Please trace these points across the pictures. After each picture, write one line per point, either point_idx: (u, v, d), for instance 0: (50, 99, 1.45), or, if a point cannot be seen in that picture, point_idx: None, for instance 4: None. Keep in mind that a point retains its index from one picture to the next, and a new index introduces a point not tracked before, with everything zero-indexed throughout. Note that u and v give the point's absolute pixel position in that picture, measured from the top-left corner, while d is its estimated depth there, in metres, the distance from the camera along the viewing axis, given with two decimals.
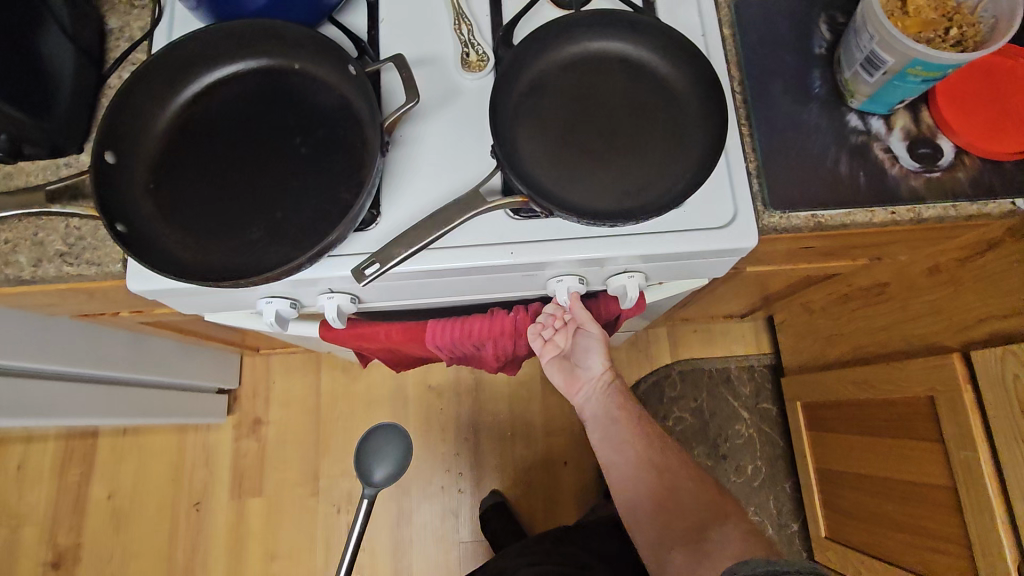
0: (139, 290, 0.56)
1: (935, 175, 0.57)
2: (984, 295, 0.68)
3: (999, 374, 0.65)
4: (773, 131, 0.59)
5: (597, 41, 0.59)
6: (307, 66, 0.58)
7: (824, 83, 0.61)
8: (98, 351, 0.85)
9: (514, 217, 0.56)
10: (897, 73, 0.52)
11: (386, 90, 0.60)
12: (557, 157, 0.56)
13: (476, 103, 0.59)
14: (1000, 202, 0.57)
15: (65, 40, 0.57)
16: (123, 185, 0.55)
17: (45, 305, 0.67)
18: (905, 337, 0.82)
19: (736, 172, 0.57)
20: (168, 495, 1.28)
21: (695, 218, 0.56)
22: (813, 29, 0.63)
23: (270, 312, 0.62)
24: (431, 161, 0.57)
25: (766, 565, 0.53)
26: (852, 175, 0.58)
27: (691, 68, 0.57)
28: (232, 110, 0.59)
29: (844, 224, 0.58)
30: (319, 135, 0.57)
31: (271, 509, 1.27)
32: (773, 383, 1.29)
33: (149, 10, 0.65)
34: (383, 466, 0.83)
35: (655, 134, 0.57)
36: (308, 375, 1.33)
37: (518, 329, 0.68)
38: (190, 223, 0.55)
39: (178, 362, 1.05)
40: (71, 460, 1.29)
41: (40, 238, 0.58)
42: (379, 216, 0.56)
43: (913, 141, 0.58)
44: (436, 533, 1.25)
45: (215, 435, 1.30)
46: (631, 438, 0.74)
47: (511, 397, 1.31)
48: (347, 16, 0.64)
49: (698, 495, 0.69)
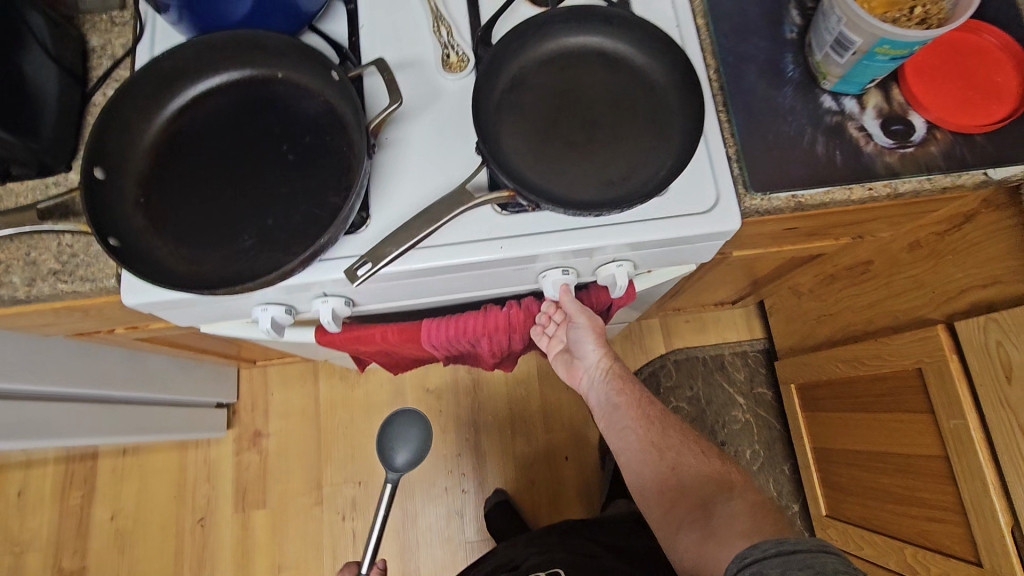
0: (135, 303, 0.56)
1: (908, 150, 0.59)
2: (965, 266, 0.70)
3: (982, 342, 0.66)
4: (749, 116, 0.61)
5: (573, 37, 0.60)
6: (290, 74, 0.59)
7: (797, 67, 0.62)
8: (95, 370, 0.85)
9: (501, 213, 0.57)
10: (866, 53, 0.54)
11: (369, 94, 0.61)
12: (541, 151, 0.57)
13: (458, 102, 0.61)
14: (973, 174, 0.58)
15: (47, 60, 0.58)
16: (113, 200, 0.56)
17: (40, 325, 0.67)
18: (891, 312, 0.83)
19: (716, 157, 0.58)
20: (171, 513, 1.28)
21: (679, 203, 0.57)
22: (784, 15, 0.64)
23: (265, 319, 0.63)
24: (418, 161, 0.58)
25: (775, 545, 0.52)
26: (829, 155, 0.59)
27: (667, 57, 0.59)
28: (218, 121, 0.59)
29: (824, 202, 0.59)
30: (305, 141, 0.58)
31: (276, 520, 1.27)
32: (767, 367, 1.30)
33: (130, 27, 0.65)
34: (403, 452, 0.88)
35: (635, 124, 0.58)
36: (306, 385, 1.33)
37: (512, 325, 0.69)
38: (182, 234, 0.56)
39: (175, 377, 1.05)
40: (72, 483, 1.29)
41: (33, 257, 0.58)
42: (369, 218, 0.57)
43: (885, 118, 0.60)
44: (442, 535, 1.26)
45: (215, 449, 1.30)
46: (632, 421, 0.70)
47: (509, 396, 1.32)
48: (327, 24, 0.65)
49: (702, 469, 0.66)
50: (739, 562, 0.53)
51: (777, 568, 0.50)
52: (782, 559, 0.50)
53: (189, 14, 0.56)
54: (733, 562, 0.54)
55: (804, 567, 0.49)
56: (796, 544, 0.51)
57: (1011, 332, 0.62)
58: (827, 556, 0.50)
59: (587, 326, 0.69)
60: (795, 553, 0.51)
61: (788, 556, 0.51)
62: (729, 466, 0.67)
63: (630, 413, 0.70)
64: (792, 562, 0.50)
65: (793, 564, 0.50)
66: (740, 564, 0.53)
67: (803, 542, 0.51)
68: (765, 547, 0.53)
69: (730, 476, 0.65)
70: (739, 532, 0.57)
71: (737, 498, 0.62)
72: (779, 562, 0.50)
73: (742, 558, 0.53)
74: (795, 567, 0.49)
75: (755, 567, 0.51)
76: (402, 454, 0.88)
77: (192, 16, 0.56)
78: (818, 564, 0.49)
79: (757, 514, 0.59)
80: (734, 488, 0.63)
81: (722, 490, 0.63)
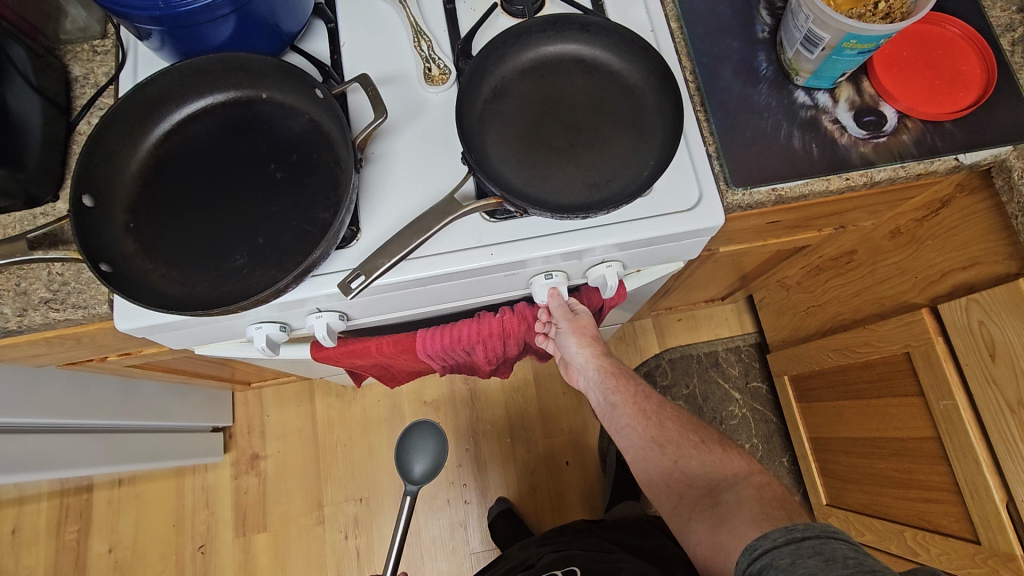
0: (129, 328, 0.57)
1: (881, 139, 0.61)
2: (945, 250, 0.71)
3: (966, 323, 0.68)
4: (727, 114, 0.62)
5: (552, 45, 0.62)
6: (274, 94, 0.60)
7: (770, 64, 0.64)
8: (88, 400, 0.85)
9: (490, 220, 0.58)
10: (835, 48, 0.55)
11: (354, 110, 0.62)
12: (525, 157, 0.58)
13: (442, 115, 0.62)
14: (945, 159, 0.60)
15: (30, 91, 0.58)
16: (102, 227, 0.56)
17: (33, 356, 0.67)
18: (877, 299, 0.85)
19: (697, 155, 0.60)
20: (170, 541, 1.26)
21: (664, 203, 0.58)
22: (755, 15, 0.66)
23: (260, 337, 0.63)
24: (405, 173, 0.59)
25: (785, 533, 0.53)
26: (806, 148, 0.61)
27: (643, 60, 0.60)
28: (205, 145, 0.60)
29: (803, 194, 0.61)
30: (293, 160, 0.59)
31: (278, 542, 1.26)
32: (760, 362, 1.32)
33: (112, 55, 0.66)
34: (421, 462, 0.91)
35: (614, 128, 0.59)
36: (302, 405, 1.33)
37: (507, 330, 0.70)
38: (174, 257, 0.56)
39: (170, 403, 1.05)
40: (68, 517, 1.27)
41: (24, 288, 0.58)
42: (360, 231, 0.57)
43: (858, 110, 0.62)
44: (447, 547, 1.25)
45: (213, 474, 1.29)
46: (632, 419, 0.69)
47: (507, 404, 1.32)
48: (309, 44, 0.66)
49: (704, 460, 0.66)
50: (750, 554, 0.54)
51: (788, 557, 0.51)
52: (792, 548, 0.51)
53: (172, 40, 0.56)
54: (744, 554, 0.54)
55: (814, 554, 0.50)
56: (806, 531, 0.52)
57: (992, 312, 0.64)
58: (838, 543, 0.50)
59: (574, 330, 0.68)
60: (804, 540, 0.51)
61: (799, 543, 0.51)
62: (731, 455, 0.67)
63: (629, 411, 0.70)
64: (802, 549, 0.51)
65: (803, 551, 0.50)
66: (752, 555, 0.53)
67: (812, 529, 0.52)
68: (774, 536, 0.53)
69: (733, 465, 0.66)
70: (746, 520, 0.58)
71: (742, 487, 0.62)
72: (789, 551, 0.51)
73: (752, 550, 0.54)
74: (806, 554, 0.50)
75: (766, 559, 0.52)
76: (420, 465, 0.91)
77: (175, 42, 0.56)
78: (828, 550, 0.50)
79: (762, 501, 0.60)
80: (738, 477, 0.64)
81: (726, 481, 0.64)
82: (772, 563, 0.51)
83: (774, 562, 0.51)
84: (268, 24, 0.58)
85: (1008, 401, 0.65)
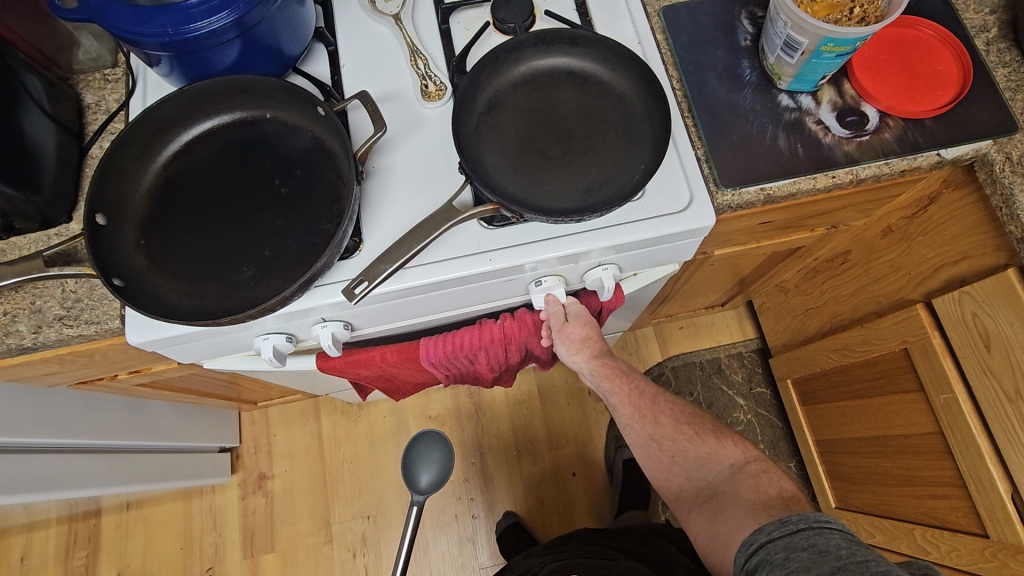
0: (141, 341, 0.58)
1: (864, 138, 0.63)
2: (936, 245, 0.73)
3: (960, 316, 0.70)
4: (714, 119, 0.65)
5: (545, 59, 0.64)
6: (278, 113, 0.62)
7: (754, 70, 0.67)
8: (98, 420, 0.86)
9: (488, 227, 0.60)
10: (813, 52, 0.57)
11: (354, 126, 0.64)
12: (520, 166, 0.60)
13: (439, 128, 0.64)
14: (927, 155, 0.62)
15: (44, 118, 0.61)
16: (114, 243, 0.58)
17: (46, 376, 0.69)
18: (873, 297, 0.86)
19: (687, 158, 0.62)
20: (178, 564, 1.26)
21: (656, 205, 0.60)
22: (737, 23, 0.69)
23: (267, 348, 0.64)
24: (405, 185, 0.61)
25: (779, 526, 0.54)
26: (792, 148, 0.63)
27: (631, 71, 0.62)
28: (211, 164, 0.62)
29: (791, 192, 0.63)
30: (296, 176, 0.61)
31: (286, 561, 1.25)
32: (763, 367, 1.33)
33: (122, 82, 0.69)
34: (428, 472, 0.91)
35: (605, 136, 0.62)
36: (308, 424, 1.34)
37: (507, 336, 0.71)
38: (183, 271, 0.58)
39: (176, 423, 1.06)
40: (76, 543, 1.27)
41: (38, 305, 0.60)
42: (361, 242, 0.59)
43: (840, 111, 0.64)
44: (456, 563, 1.24)
45: (221, 495, 1.30)
46: (629, 418, 0.70)
47: (512, 415, 1.33)
48: (310, 66, 0.69)
49: (701, 453, 0.67)
50: (747, 550, 0.54)
51: (782, 551, 0.51)
52: (786, 541, 0.52)
53: (179, 65, 0.59)
54: (741, 550, 0.55)
55: (807, 547, 0.50)
56: (798, 523, 0.53)
57: (985, 303, 0.65)
58: (831, 533, 0.51)
59: (562, 338, 0.68)
60: (798, 533, 0.52)
61: (793, 536, 0.52)
62: (727, 446, 0.68)
63: (626, 411, 0.70)
64: (796, 542, 0.51)
65: (796, 544, 0.51)
66: (748, 551, 0.54)
67: (805, 520, 0.53)
68: (769, 530, 0.54)
69: (729, 456, 0.67)
70: (745, 511, 0.59)
71: (741, 479, 0.63)
72: (783, 545, 0.52)
73: (749, 545, 0.55)
74: (798, 548, 0.50)
75: (762, 554, 0.53)
76: (426, 476, 0.91)
77: (182, 67, 0.59)
78: (821, 541, 0.50)
79: (761, 492, 0.61)
80: (736, 469, 0.65)
81: (724, 474, 0.65)
82: (767, 558, 0.52)
83: (769, 557, 0.52)
84: (271, 48, 0.61)
85: (1006, 392, 0.65)
